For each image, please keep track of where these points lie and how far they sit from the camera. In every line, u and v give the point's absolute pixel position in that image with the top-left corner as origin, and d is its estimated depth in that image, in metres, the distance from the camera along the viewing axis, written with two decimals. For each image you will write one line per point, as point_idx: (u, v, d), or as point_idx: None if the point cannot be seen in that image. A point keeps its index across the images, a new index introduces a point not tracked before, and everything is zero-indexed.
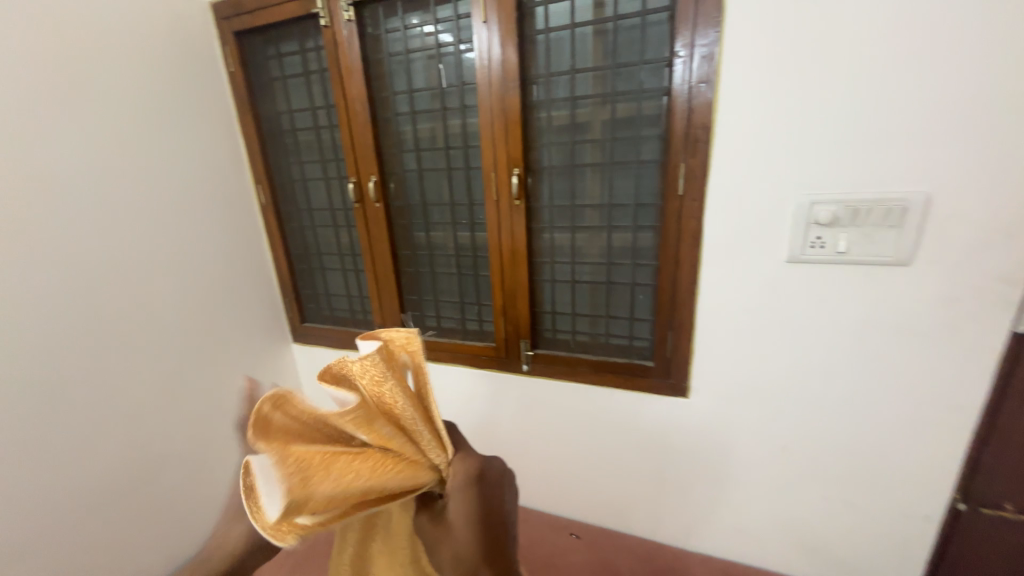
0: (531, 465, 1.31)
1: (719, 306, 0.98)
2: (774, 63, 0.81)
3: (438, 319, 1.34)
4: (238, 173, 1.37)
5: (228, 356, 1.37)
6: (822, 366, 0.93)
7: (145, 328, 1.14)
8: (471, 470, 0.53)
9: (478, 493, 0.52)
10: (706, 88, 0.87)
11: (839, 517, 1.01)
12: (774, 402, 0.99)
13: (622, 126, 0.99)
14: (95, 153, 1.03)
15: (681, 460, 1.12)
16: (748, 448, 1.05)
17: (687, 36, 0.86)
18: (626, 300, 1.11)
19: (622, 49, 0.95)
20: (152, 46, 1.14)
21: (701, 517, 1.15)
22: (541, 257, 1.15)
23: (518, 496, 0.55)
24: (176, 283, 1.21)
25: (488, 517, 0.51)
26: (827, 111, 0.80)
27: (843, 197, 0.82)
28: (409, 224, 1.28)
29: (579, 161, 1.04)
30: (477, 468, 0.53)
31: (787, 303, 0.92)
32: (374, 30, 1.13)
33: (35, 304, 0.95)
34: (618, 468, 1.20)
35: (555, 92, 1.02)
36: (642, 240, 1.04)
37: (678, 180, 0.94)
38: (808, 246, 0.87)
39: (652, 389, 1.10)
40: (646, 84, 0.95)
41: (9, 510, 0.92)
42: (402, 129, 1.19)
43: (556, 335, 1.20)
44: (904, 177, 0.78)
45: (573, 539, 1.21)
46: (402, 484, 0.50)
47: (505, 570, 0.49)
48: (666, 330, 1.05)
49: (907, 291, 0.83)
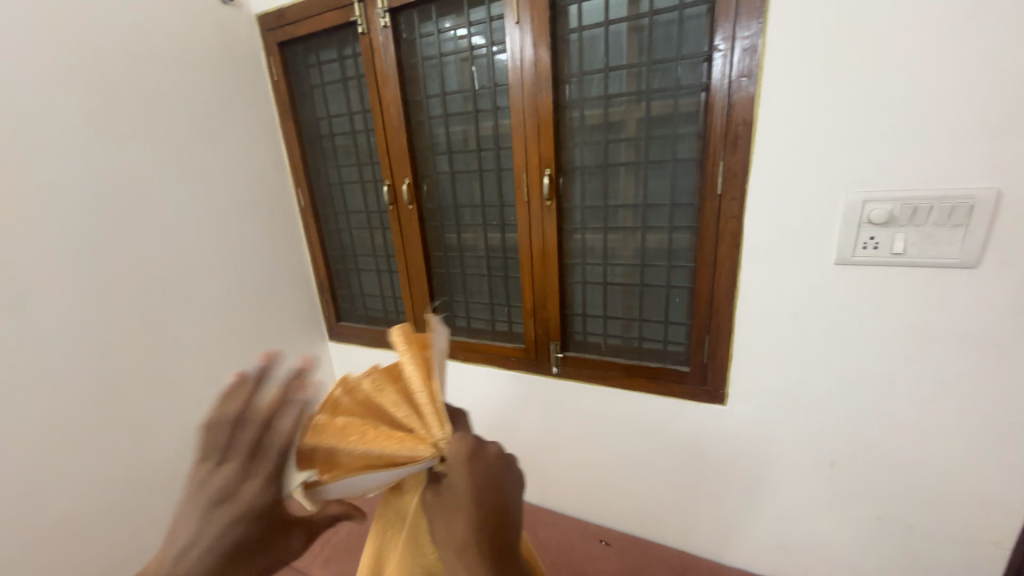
0: (560, 469, 1.30)
1: (760, 310, 0.94)
2: (823, 53, 0.76)
3: (468, 320, 1.35)
4: (280, 177, 1.44)
5: (268, 352, 1.43)
6: (874, 375, 0.87)
7: (193, 325, 1.22)
8: (461, 453, 0.53)
9: (467, 474, 0.52)
10: (748, 82, 0.83)
11: (893, 538, 0.94)
12: (820, 412, 0.94)
13: (657, 124, 0.97)
14: (150, 161, 1.11)
15: (717, 470, 1.08)
16: (790, 459, 1.00)
17: (728, 29, 0.82)
18: (660, 303, 1.07)
19: (658, 45, 0.92)
20: (202, 60, 1.21)
21: (738, 530, 1.10)
22: (572, 259, 1.13)
23: (514, 474, 0.55)
24: (221, 283, 1.28)
25: (478, 504, 0.52)
26: (883, 102, 0.75)
27: (901, 193, 0.76)
28: (441, 226, 1.29)
29: (613, 161, 1.02)
30: (467, 451, 0.53)
31: (835, 308, 0.87)
32: (408, 36, 1.16)
33: (96, 302, 1.03)
34: (650, 475, 1.17)
35: (588, 91, 1.01)
36: (678, 241, 1.01)
37: (717, 179, 0.90)
38: (860, 247, 0.82)
39: (687, 395, 1.06)
40: (683, 80, 0.92)
41: (72, 491, 1.00)
42: (435, 132, 1.21)
43: (586, 337, 1.18)
44: (972, 171, 0.72)
45: (603, 546, 1.18)
46: (394, 450, 0.55)
47: (495, 540, 0.51)
48: (702, 334, 1.01)
49: (974, 295, 0.77)
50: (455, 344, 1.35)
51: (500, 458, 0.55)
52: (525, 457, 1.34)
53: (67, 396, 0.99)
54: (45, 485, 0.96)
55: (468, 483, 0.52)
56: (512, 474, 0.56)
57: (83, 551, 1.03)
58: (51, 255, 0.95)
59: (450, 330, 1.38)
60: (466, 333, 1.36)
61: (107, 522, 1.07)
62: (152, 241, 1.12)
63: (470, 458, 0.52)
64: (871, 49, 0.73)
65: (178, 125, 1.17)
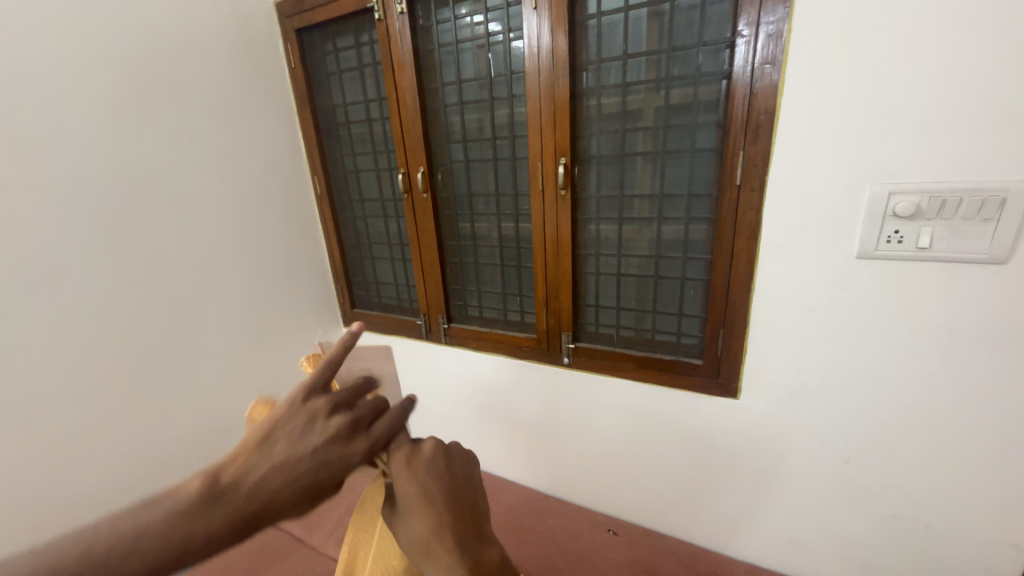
0: (569, 458, 1.31)
1: (777, 304, 0.92)
2: (852, 38, 0.74)
3: (480, 309, 1.36)
4: (296, 165, 1.45)
5: (285, 337, 1.46)
6: (893, 372, 0.85)
7: (212, 310, 1.25)
8: (401, 456, 0.55)
9: (416, 473, 0.54)
10: (772, 69, 0.81)
11: (906, 537, 0.93)
12: (835, 408, 0.93)
13: (676, 112, 0.95)
14: (170, 149, 1.14)
15: (727, 463, 1.08)
16: (802, 455, 0.99)
17: (753, 14, 0.80)
18: (674, 295, 1.07)
19: (679, 30, 0.90)
20: (221, 48, 1.23)
21: (747, 523, 1.10)
22: (586, 249, 1.13)
23: (459, 456, 0.59)
24: (238, 268, 1.31)
25: (427, 497, 0.53)
26: (914, 90, 0.72)
27: (929, 186, 0.74)
28: (455, 215, 1.30)
29: (630, 150, 1.01)
30: (406, 452, 0.55)
31: (855, 303, 0.85)
32: (425, 22, 1.15)
33: (120, 285, 1.06)
34: (659, 467, 1.17)
35: (606, 78, 0.99)
36: (694, 232, 1.00)
37: (736, 169, 0.88)
38: (883, 242, 0.79)
39: (699, 389, 1.06)
40: (704, 67, 0.90)
41: (98, 465, 1.05)
42: (450, 120, 1.21)
43: (599, 328, 1.18)
44: (1007, 163, 0.69)
45: (611, 535, 1.19)
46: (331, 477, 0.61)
47: (465, 522, 0.53)
48: (716, 328, 1.00)
49: (1003, 292, 0.74)
50: (467, 332, 1.36)
51: (439, 449, 0.58)
52: (535, 445, 1.36)
53: (94, 375, 1.03)
54: (75, 457, 1.02)
55: (415, 477, 0.54)
56: (456, 458, 0.59)
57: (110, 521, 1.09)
58: (78, 240, 0.99)
59: (463, 318, 1.39)
60: (478, 322, 1.37)
61: (132, 494, 1.12)
62: (173, 227, 1.15)
63: (410, 458, 0.54)
64: (903, 34, 0.70)
65: (198, 113, 1.19)
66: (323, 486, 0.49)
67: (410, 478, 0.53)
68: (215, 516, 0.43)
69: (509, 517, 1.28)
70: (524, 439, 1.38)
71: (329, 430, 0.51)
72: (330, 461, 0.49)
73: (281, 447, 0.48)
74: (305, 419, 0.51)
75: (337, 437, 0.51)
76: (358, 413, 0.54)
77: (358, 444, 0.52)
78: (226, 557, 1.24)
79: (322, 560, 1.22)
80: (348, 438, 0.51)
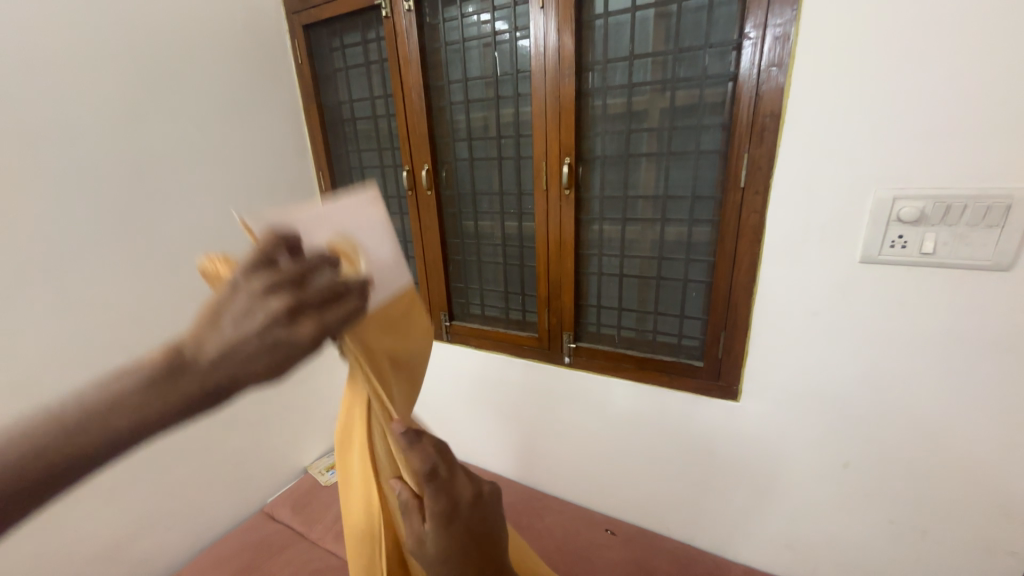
0: (567, 457, 1.32)
1: (779, 307, 0.92)
2: (860, 42, 0.74)
3: (482, 307, 1.37)
4: (302, 160, 1.46)
5: None
6: (894, 377, 0.85)
7: None
8: (441, 512, 0.53)
9: (451, 529, 0.54)
10: (778, 72, 0.81)
11: (904, 542, 0.93)
12: (834, 412, 0.93)
13: (681, 114, 0.95)
14: (177, 143, 1.14)
15: (725, 465, 1.08)
16: (801, 458, 0.99)
17: (760, 16, 0.80)
18: (677, 297, 1.07)
19: (686, 32, 0.90)
20: (229, 43, 1.23)
21: (744, 525, 1.11)
22: (589, 249, 1.13)
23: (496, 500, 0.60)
24: None
25: (462, 549, 0.54)
26: (922, 95, 0.72)
27: (934, 191, 0.74)
28: (459, 213, 1.30)
29: (634, 151, 1.01)
30: (446, 509, 0.54)
31: (858, 307, 0.85)
32: (432, 20, 1.15)
33: (124, 278, 1.07)
34: (657, 468, 1.17)
35: (611, 79, 0.99)
36: (697, 234, 1.00)
37: (740, 172, 0.88)
38: (887, 246, 0.79)
39: (699, 390, 1.06)
40: (710, 69, 0.90)
41: None
42: (456, 118, 1.21)
43: (600, 328, 1.18)
44: (1012, 170, 0.69)
45: (609, 535, 1.19)
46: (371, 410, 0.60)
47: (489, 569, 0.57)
48: (718, 330, 1.00)
49: (1006, 300, 0.74)
50: (469, 330, 1.37)
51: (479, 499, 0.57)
52: (534, 443, 1.37)
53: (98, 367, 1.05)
54: None
55: (454, 528, 0.54)
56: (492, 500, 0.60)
57: (112, 510, 1.11)
58: (85, 234, 1.00)
59: (464, 316, 1.40)
60: (480, 320, 1.38)
61: (134, 485, 1.14)
62: (178, 221, 1.16)
63: (449, 515, 0.54)
64: (909, 39, 0.70)
65: (205, 108, 1.19)
66: (285, 366, 0.43)
67: (450, 528, 0.54)
68: (175, 394, 0.38)
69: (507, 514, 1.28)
70: (523, 438, 1.39)
71: (269, 311, 0.42)
72: (279, 345, 0.42)
73: (220, 333, 0.40)
74: (241, 300, 0.41)
75: (279, 319, 0.42)
76: (306, 294, 0.44)
77: (305, 325, 0.44)
78: (226, 548, 1.26)
79: (320, 554, 1.23)
80: (293, 320, 0.43)
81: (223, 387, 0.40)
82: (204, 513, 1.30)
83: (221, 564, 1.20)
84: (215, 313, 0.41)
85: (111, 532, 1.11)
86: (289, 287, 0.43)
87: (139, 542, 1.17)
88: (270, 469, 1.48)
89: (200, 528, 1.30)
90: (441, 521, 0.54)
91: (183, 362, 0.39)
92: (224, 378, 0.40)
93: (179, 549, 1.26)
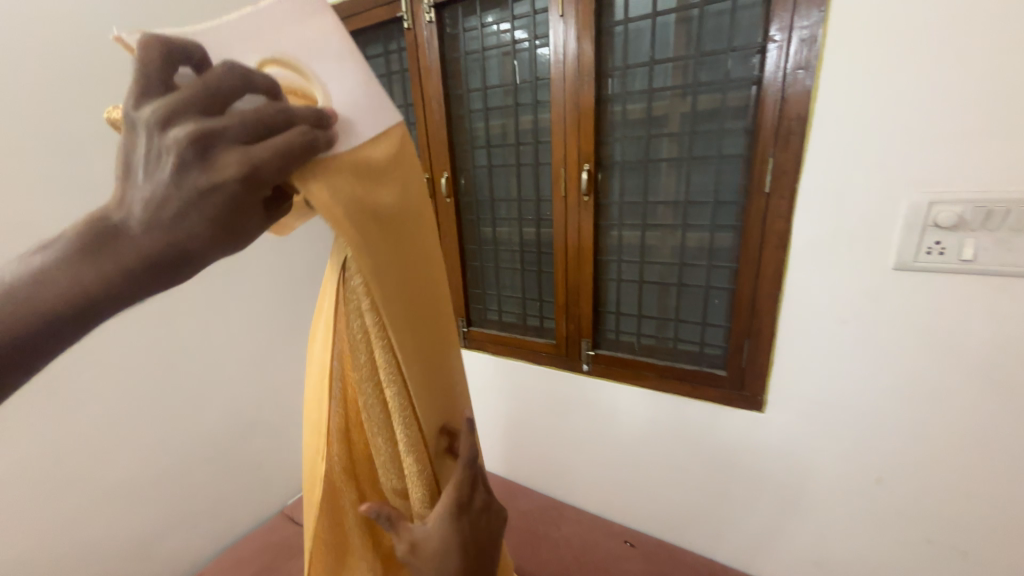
0: (585, 466, 1.30)
1: (806, 315, 0.89)
2: (891, 44, 0.71)
3: (499, 313, 1.37)
4: None
5: (308, 335, 1.50)
6: (932, 390, 0.81)
7: (241, 308, 1.30)
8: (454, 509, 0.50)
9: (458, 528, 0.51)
10: (805, 75, 0.79)
11: (943, 565, 0.88)
12: (866, 425, 0.89)
13: (703, 119, 0.93)
14: None
15: (749, 478, 1.05)
16: (830, 472, 0.95)
17: (785, 19, 0.78)
18: (698, 304, 1.04)
19: (707, 36, 0.89)
20: None
21: (769, 541, 1.07)
22: (608, 255, 1.12)
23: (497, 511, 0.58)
24: (267, 268, 1.36)
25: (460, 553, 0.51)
26: (959, 96, 0.69)
27: (973, 195, 0.71)
28: (477, 219, 1.31)
29: (655, 156, 1.00)
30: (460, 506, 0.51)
31: (891, 316, 0.81)
32: (452, 30, 1.17)
33: None
34: (677, 479, 1.15)
35: (631, 85, 0.99)
36: (720, 240, 0.98)
37: (765, 177, 0.87)
38: (923, 253, 0.76)
39: (722, 400, 1.03)
40: (733, 73, 0.88)
41: (130, 454, 1.11)
42: (475, 126, 1.22)
43: (619, 336, 1.17)
44: None
45: (628, 547, 1.15)
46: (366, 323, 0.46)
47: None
48: (742, 338, 0.98)
49: None
50: (486, 336, 1.37)
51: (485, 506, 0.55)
52: (551, 451, 1.35)
53: (131, 371, 1.09)
54: (112, 447, 1.08)
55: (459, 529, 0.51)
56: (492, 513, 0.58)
57: (142, 508, 1.15)
58: None
59: (482, 322, 1.40)
60: (497, 326, 1.38)
61: (163, 484, 1.18)
62: None
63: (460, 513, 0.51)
64: (943, 40, 0.68)
65: None
66: (224, 214, 0.36)
67: (456, 529, 0.51)
68: (120, 255, 0.36)
69: (524, 522, 1.26)
70: (540, 446, 1.37)
71: (176, 149, 0.35)
72: (200, 191, 0.36)
73: (136, 187, 0.36)
74: (146, 140, 0.35)
75: (191, 158, 0.35)
76: (219, 125, 0.35)
77: (227, 162, 0.35)
78: (248, 549, 1.28)
79: None
80: (208, 156, 0.35)
81: (167, 250, 0.37)
82: (226, 513, 1.33)
83: (244, 564, 1.22)
84: (129, 162, 0.36)
85: (142, 530, 1.15)
86: (199, 114, 0.35)
87: (167, 539, 1.20)
88: (291, 471, 1.50)
89: (224, 528, 1.33)
90: (450, 518, 0.50)
91: (122, 222, 0.36)
92: (161, 238, 0.36)
93: (204, 548, 1.29)
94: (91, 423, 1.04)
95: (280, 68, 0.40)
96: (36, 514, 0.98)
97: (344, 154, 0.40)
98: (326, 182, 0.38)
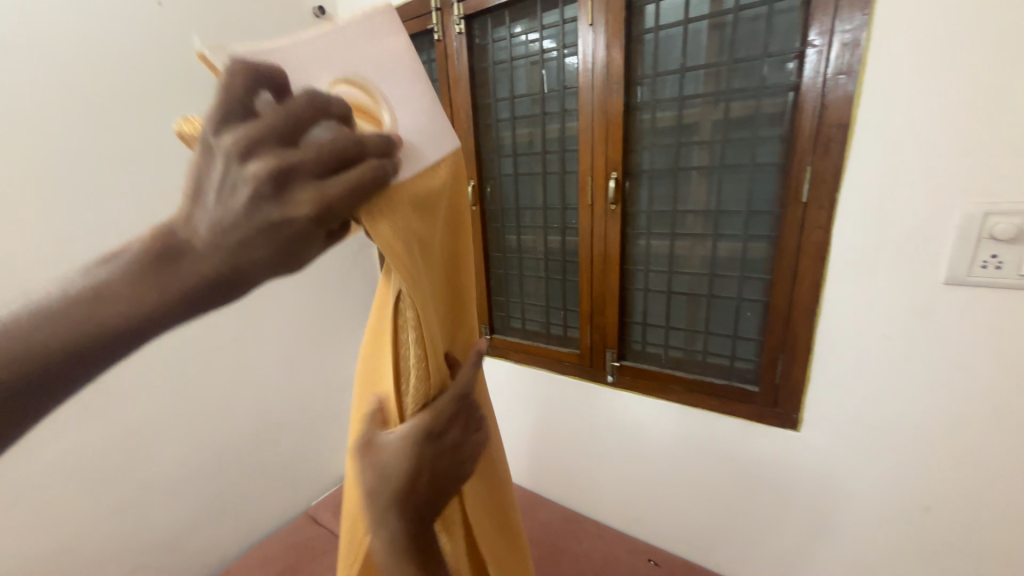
0: (608, 479, 1.27)
1: (846, 330, 0.85)
2: (942, 47, 0.68)
3: (522, 321, 1.36)
4: None
5: (335, 338, 1.53)
6: (989, 414, 0.75)
7: (272, 311, 1.34)
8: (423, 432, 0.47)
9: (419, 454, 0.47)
10: (847, 80, 0.76)
11: None
12: (912, 449, 0.83)
13: (736, 126, 0.91)
14: None
15: (781, 499, 1.00)
16: (873, 498, 0.89)
17: (826, 22, 0.76)
18: (729, 315, 1.01)
19: (742, 42, 0.87)
20: None
21: (804, 568, 1.01)
22: (635, 265, 1.10)
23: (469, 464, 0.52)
24: (299, 272, 1.40)
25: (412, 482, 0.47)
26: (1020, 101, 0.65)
27: None
28: (502, 227, 1.31)
29: (684, 164, 0.98)
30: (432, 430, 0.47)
31: (941, 333, 0.77)
32: (482, 41, 1.18)
33: None
34: (704, 496, 1.10)
35: (661, 92, 0.97)
36: (752, 250, 0.94)
37: (802, 186, 0.83)
38: (977, 266, 0.71)
39: (754, 416, 0.99)
40: (769, 79, 0.86)
41: (165, 449, 1.15)
42: (502, 134, 1.23)
43: (646, 347, 1.14)
44: None
45: (652, 566, 1.12)
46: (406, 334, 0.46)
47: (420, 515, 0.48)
48: (776, 352, 0.94)
49: None
50: (509, 344, 1.37)
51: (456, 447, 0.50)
52: (573, 463, 1.33)
53: (169, 370, 1.14)
54: (150, 443, 1.13)
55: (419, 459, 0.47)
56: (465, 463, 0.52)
57: (175, 502, 1.19)
58: None
59: (505, 330, 1.40)
60: (520, 334, 1.37)
61: (196, 480, 1.22)
62: None
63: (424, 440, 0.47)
64: (1001, 41, 0.64)
65: None
66: (289, 252, 0.38)
67: (416, 454, 0.46)
68: (184, 276, 0.37)
69: (544, 535, 1.24)
70: (562, 456, 1.35)
71: (251, 181, 0.35)
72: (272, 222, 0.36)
73: (204, 209, 0.37)
74: (223, 169, 0.36)
75: (263, 191, 0.35)
76: (294, 158, 0.35)
77: (301, 199, 0.36)
78: (273, 547, 1.31)
79: None
80: (282, 191, 0.36)
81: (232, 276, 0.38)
82: (253, 510, 1.36)
83: (269, 563, 1.24)
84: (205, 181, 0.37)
85: (174, 524, 1.19)
86: (275, 144, 0.36)
87: (197, 534, 1.24)
88: (315, 472, 1.52)
89: (250, 526, 1.37)
90: (417, 439, 0.46)
91: (176, 243, 0.37)
92: (228, 266, 0.37)
93: (231, 545, 1.32)
94: (131, 418, 1.09)
95: (350, 87, 0.40)
96: (79, 504, 1.03)
97: (406, 183, 0.42)
98: (389, 215, 0.40)
